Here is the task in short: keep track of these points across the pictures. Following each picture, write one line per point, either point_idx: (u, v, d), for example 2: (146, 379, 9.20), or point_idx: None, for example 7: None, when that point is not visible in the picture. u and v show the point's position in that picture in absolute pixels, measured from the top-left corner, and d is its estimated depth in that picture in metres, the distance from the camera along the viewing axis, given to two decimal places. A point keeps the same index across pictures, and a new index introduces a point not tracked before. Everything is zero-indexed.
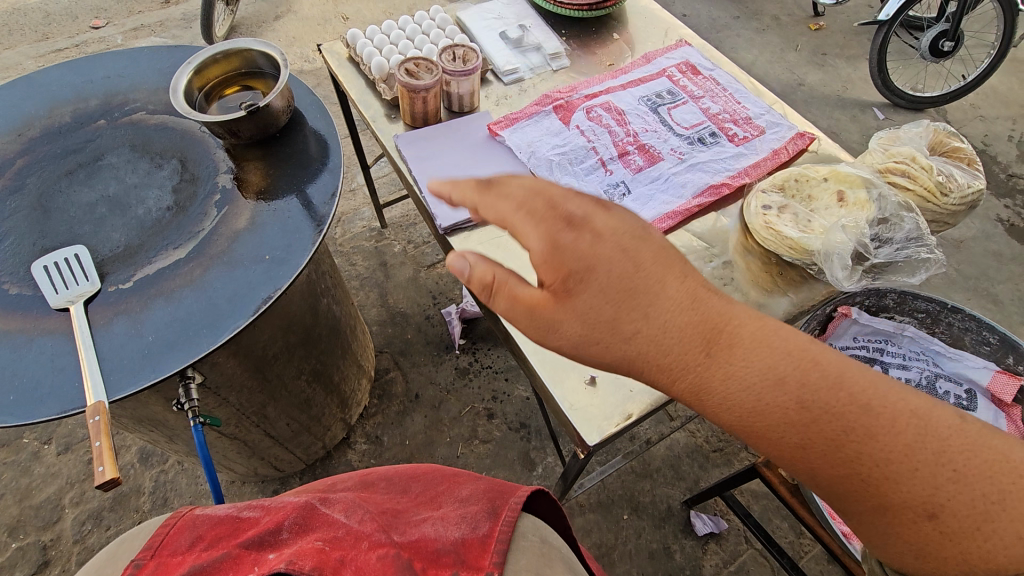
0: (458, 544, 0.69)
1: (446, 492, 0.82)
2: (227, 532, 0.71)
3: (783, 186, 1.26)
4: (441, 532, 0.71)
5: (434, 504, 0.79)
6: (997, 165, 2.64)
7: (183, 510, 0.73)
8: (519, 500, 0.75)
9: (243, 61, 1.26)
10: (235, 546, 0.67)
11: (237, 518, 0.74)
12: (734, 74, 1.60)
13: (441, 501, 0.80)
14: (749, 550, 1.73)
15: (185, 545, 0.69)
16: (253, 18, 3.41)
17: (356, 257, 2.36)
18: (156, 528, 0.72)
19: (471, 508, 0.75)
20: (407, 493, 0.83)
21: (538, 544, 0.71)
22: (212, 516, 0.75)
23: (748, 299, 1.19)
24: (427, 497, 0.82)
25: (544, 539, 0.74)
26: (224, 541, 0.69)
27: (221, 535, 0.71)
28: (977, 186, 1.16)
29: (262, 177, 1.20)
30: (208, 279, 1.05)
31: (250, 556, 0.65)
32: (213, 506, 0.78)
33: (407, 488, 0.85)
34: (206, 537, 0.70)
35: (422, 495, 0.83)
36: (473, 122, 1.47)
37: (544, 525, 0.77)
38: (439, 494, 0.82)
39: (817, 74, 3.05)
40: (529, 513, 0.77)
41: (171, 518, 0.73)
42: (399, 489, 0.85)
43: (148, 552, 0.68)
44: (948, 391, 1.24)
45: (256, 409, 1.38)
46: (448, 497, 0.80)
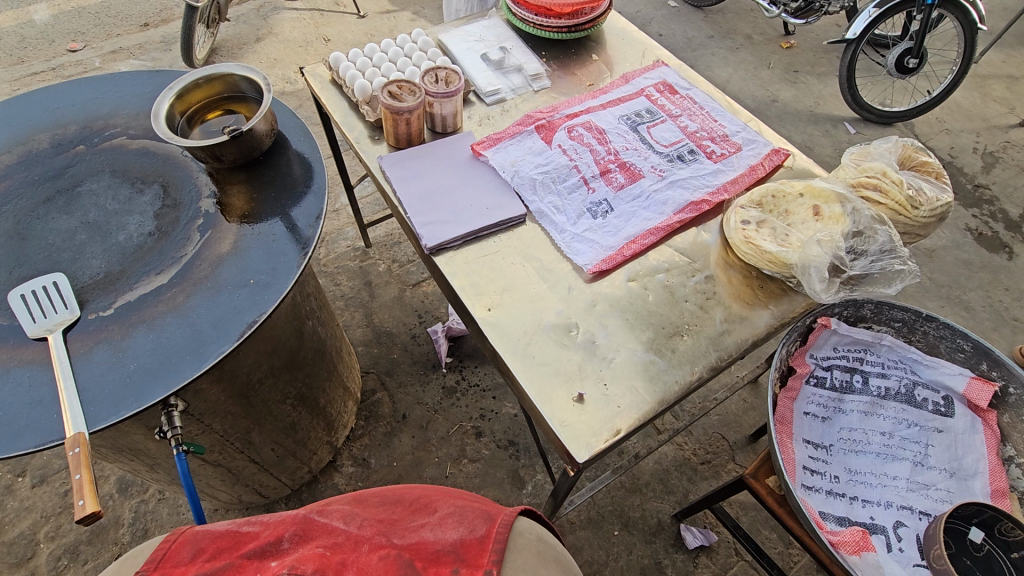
0: (456, 545, 0.71)
1: (440, 499, 0.82)
2: (228, 544, 0.74)
3: (761, 202, 1.30)
4: (440, 534, 0.73)
5: (428, 510, 0.79)
6: (964, 176, 2.74)
7: (183, 527, 0.76)
8: (515, 508, 0.77)
9: (226, 86, 1.27)
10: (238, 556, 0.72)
11: (237, 532, 0.76)
12: (710, 93, 1.64)
13: (436, 506, 0.80)
14: (740, 562, 1.73)
15: (188, 557, 0.72)
16: (234, 40, 3.41)
17: (341, 277, 2.35)
18: (157, 545, 0.75)
19: (467, 514, 0.77)
20: (402, 501, 0.82)
21: (533, 542, 0.74)
22: (212, 531, 0.77)
23: (730, 313, 1.22)
24: (420, 504, 0.81)
25: (540, 536, 0.77)
26: (226, 553, 0.73)
27: (223, 547, 0.74)
28: (946, 200, 1.20)
29: (246, 202, 1.20)
30: (191, 304, 1.04)
31: (252, 565, 0.70)
32: (212, 522, 0.80)
33: (400, 495, 0.83)
34: (207, 549, 0.74)
35: (416, 501, 0.82)
36: (457, 142, 1.49)
37: (539, 525, 0.80)
38: (431, 500, 0.82)
39: (790, 90, 3.14)
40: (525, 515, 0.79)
41: (170, 536, 0.76)
42: (393, 498, 0.83)
43: (150, 566, 0.71)
44: (926, 398, 1.28)
45: (240, 436, 1.36)
46: (443, 502, 0.80)
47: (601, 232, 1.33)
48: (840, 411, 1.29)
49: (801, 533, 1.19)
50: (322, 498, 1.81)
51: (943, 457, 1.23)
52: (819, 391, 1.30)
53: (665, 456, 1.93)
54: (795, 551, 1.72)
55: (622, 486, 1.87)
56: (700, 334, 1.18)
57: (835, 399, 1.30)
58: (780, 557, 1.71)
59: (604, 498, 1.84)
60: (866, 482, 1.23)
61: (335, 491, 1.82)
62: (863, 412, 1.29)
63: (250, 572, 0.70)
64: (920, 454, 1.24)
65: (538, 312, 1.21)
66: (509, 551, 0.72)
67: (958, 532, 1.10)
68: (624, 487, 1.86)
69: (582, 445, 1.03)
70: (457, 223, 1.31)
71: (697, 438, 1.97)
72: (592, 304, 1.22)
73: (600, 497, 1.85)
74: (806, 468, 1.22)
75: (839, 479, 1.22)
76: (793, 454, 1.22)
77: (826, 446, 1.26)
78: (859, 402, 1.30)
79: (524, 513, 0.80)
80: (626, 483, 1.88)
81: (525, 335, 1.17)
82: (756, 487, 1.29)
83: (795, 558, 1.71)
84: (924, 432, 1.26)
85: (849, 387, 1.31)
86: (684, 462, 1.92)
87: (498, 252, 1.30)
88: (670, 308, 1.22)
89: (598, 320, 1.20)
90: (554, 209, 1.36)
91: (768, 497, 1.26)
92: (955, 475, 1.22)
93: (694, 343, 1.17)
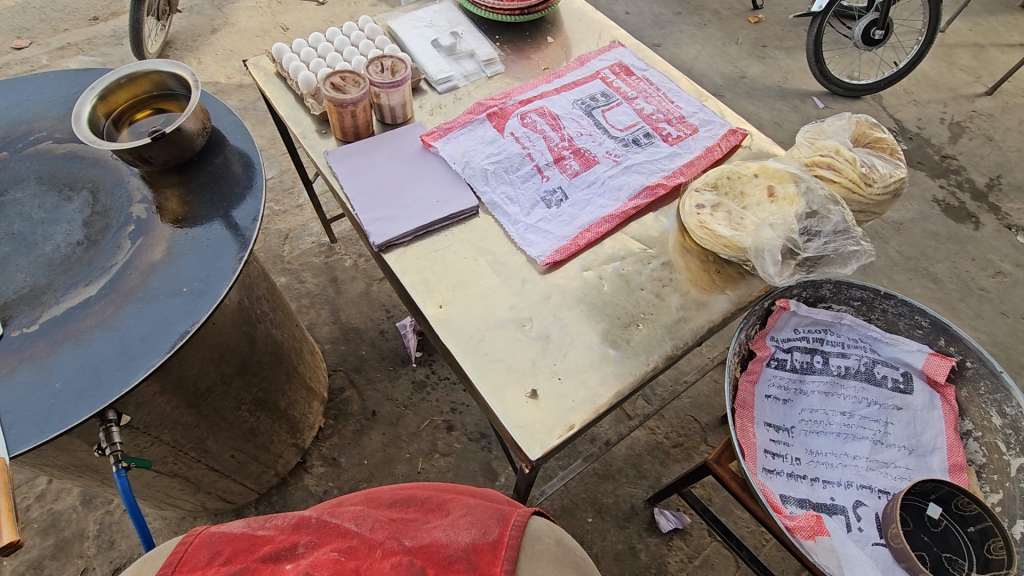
0: (468, 551, 0.74)
1: (454, 500, 0.86)
2: (244, 547, 0.75)
3: (716, 184, 1.27)
4: (451, 539, 0.76)
5: (442, 512, 0.83)
6: (931, 147, 2.74)
7: (199, 529, 0.76)
8: (530, 511, 0.81)
9: (153, 84, 1.19)
10: (252, 561, 0.72)
11: (253, 535, 0.77)
12: (667, 73, 1.60)
13: (449, 509, 0.84)
14: (712, 543, 1.75)
15: (205, 560, 0.73)
16: (188, 32, 3.29)
17: (306, 274, 2.30)
18: (173, 548, 0.75)
19: (481, 515, 0.80)
20: (414, 502, 0.86)
21: (552, 544, 0.77)
22: (228, 532, 0.77)
23: (687, 298, 1.20)
24: (432, 503, 0.86)
25: (558, 539, 0.80)
26: (242, 557, 0.73)
27: (239, 550, 0.75)
28: (899, 175, 1.18)
29: (181, 204, 1.15)
30: (120, 318, 0.99)
31: (268, 568, 0.72)
32: (229, 522, 0.80)
33: (412, 495, 0.88)
34: (224, 552, 0.74)
35: (427, 502, 0.86)
36: (406, 133, 1.44)
37: (557, 526, 0.83)
38: (444, 503, 0.86)
39: (759, 66, 3.11)
40: (540, 516, 0.83)
41: (186, 538, 0.76)
42: (404, 498, 0.87)
43: (168, 569, 0.72)
44: (886, 376, 1.28)
45: (194, 445, 1.33)
46: (456, 504, 0.85)
47: (555, 221, 1.30)
48: (801, 392, 1.28)
49: (761, 516, 1.18)
50: (292, 500, 1.79)
51: (902, 435, 1.23)
52: (780, 373, 1.29)
53: (637, 441, 1.93)
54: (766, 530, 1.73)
55: (594, 473, 1.87)
56: (657, 323, 1.16)
57: (795, 380, 1.29)
58: (752, 535, 1.73)
59: (577, 485, 1.84)
60: (827, 463, 1.22)
61: (305, 493, 1.79)
62: (823, 392, 1.29)
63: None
64: (880, 432, 1.24)
65: (490, 307, 1.17)
66: (522, 555, 0.75)
67: (916, 509, 1.13)
68: (597, 474, 1.86)
69: (536, 443, 1.01)
70: (408, 218, 1.27)
71: (669, 421, 1.98)
72: (546, 296, 1.19)
73: (573, 485, 1.85)
74: (767, 451, 1.21)
75: (800, 461, 1.22)
76: (753, 438, 1.22)
77: (788, 428, 1.25)
78: (820, 383, 1.29)
79: (539, 514, 0.84)
80: (599, 470, 1.87)
81: (478, 331, 1.14)
82: (720, 472, 1.27)
83: (766, 536, 1.72)
84: (884, 410, 1.26)
85: (809, 368, 1.30)
86: (656, 446, 1.92)
87: (449, 247, 1.26)
88: (627, 297, 1.20)
89: (553, 313, 1.17)
90: (507, 199, 1.33)
91: (731, 482, 1.24)
92: (915, 452, 1.22)
93: (649, 331, 1.15)
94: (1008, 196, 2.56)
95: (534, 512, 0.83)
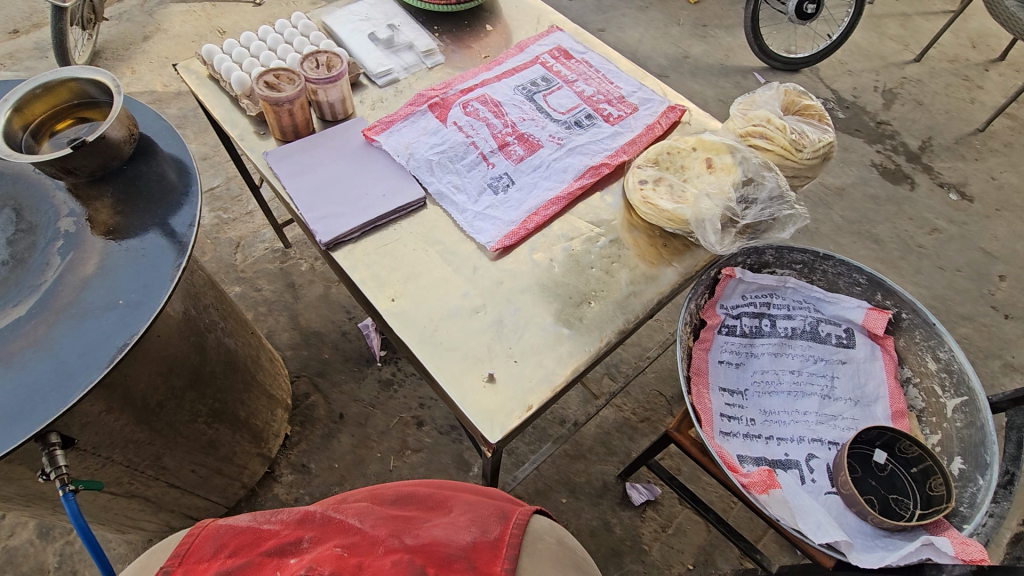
0: (469, 549, 0.72)
1: (456, 496, 0.85)
2: (249, 540, 0.75)
3: (657, 160, 1.30)
4: (452, 537, 0.74)
5: (444, 508, 0.82)
6: (867, 114, 2.85)
7: (205, 521, 0.78)
8: (532, 510, 0.80)
9: (72, 93, 1.14)
10: (256, 554, 0.73)
11: (257, 528, 0.77)
12: (606, 55, 1.62)
13: (451, 506, 0.82)
14: (683, 510, 1.80)
15: (210, 553, 0.74)
16: (118, 40, 3.15)
17: (261, 281, 2.25)
18: (181, 539, 0.78)
19: (482, 511, 0.80)
20: (415, 499, 0.85)
21: (553, 545, 0.77)
22: (234, 525, 0.78)
23: (636, 273, 1.23)
24: (434, 501, 0.84)
25: (560, 540, 0.80)
26: (247, 549, 0.74)
27: (243, 543, 0.75)
28: (828, 139, 1.22)
29: (112, 215, 1.10)
30: (53, 336, 0.95)
31: (271, 563, 0.71)
32: (235, 515, 0.81)
33: (414, 492, 0.86)
34: (229, 544, 0.75)
35: (430, 498, 0.84)
36: (347, 129, 1.42)
37: (558, 526, 0.83)
38: (446, 499, 0.84)
39: (701, 45, 3.17)
40: (543, 516, 0.82)
41: (194, 530, 0.78)
42: (405, 495, 0.86)
43: (176, 559, 0.74)
44: (830, 333, 1.34)
45: (150, 462, 1.30)
46: (458, 501, 0.83)
47: (503, 207, 1.30)
48: (752, 356, 1.33)
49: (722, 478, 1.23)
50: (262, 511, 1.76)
51: (848, 387, 1.29)
52: (731, 339, 1.33)
53: (605, 419, 1.97)
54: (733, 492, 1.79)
55: (566, 454, 1.90)
56: (608, 299, 1.19)
57: (746, 344, 1.34)
58: (720, 500, 1.78)
59: (550, 468, 1.87)
60: (780, 421, 1.27)
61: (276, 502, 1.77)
62: (773, 353, 1.34)
63: (270, 570, 0.70)
64: (828, 387, 1.30)
65: (442, 297, 1.18)
66: (523, 555, 0.74)
67: (864, 457, 1.19)
68: (568, 454, 1.89)
69: (496, 426, 1.02)
70: (353, 214, 1.25)
71: (635, 397, 2.02)
72: (498, 282, 1.20)
73: (546, 468, 1.87)
74: (723, 415, 1.26)
75: (754, 422, 1.27)
76: (709, 403, 1.25)
77: (741, 391, 1.30)
78: (769, 345, 1.34)
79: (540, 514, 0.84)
80: (570, 450, 1.90)
81: (432, 321, 1.14)
82: (680, 439, 1.30)
83: (733, 499, 1.78)
84: (830, 365, 1.32)
85: (758, 331, 1.35)
86: (624, 422, 1.96)
87: (398, 240, 1.26)
88: (577, 276, 1.22)
89: (506, 298, 1.18)
90: (454, 188, 1.33)
91: (691, 448, 1.28)
92: (860, 403, 1.28)
93: (601, 308, 1.17)
94: (939, 157, 2.69)
95: (536, 510, 0.82)
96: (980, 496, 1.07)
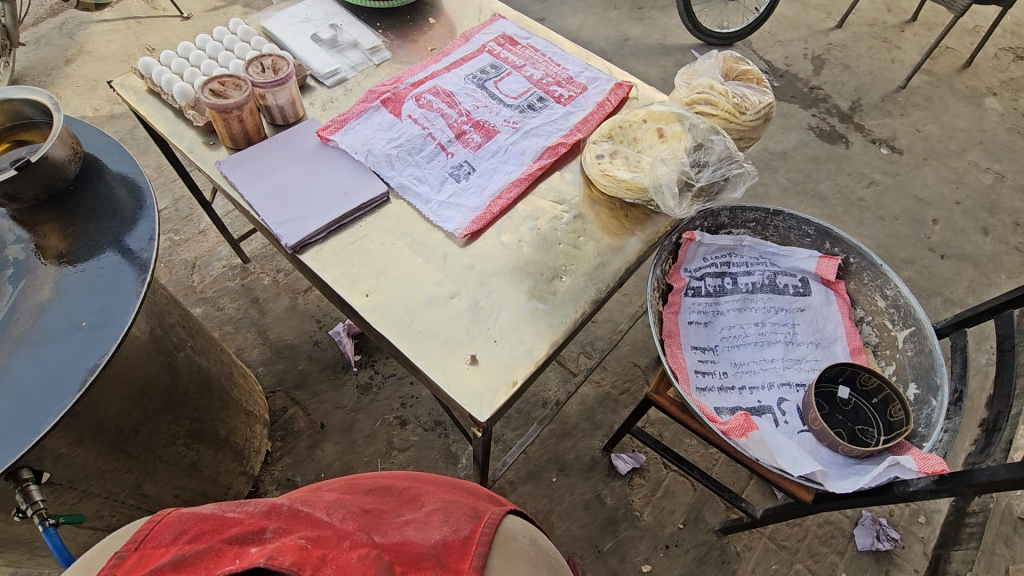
0: (439, 546, 0.74)
1: (430, 493, 0.87)
2: (211, 527, 0.72)
3: (611, 135, 1.34)
4: (424, 535, 0.76)
5: (417, 504, 0.84)
6: (799, 81, 2.99)
7: (169, 507, 0.75)
8: (504, 513, 0.82)
9: (6, 115, 1.09)
10: (218, 540, 0.69)
11: (222, 515, 0.74)
12: (550, 38, 1.66)
13: (425, 501, 0.85)
14: (670, 473, 1.87)
15: (170, 538, 0.71)
16: (38, 66, 2.99)
17: (224, 299, 2.20)
18: (142, 524, 0.75)
19: (454, 510, 0.82)
20: (390, 493, 0.87)
21: (525, 544, 0.79)
22: (198, 512, 0.75)
23: (602, 246, 1.26)
24: (408, 495, 0.87)
25: (531, 541, 0.83)
26: (208, 535, 0.71)
27: (205, 530, 0.72)
28: (767, 101, 1.30)
29: (63, 239, 1.07)
30: (14, 367, 0.92)
31: (232, 550, 0.68)
32: (202, 503, 0.78)
33: (390, 485, 0.88)
34: (190, 531, 0.72)
35: (405, 493, 0.87)
36: (300, 132, 1.41)
37: (532, 530, 0.86)
38: (421, 495, 0.86)
39: (638, 27, 3.25)
40: (515, 517, 0.85)
41: (156, 515, 0.75)
42: (381, 488, 0.88)
43: (133, 545, 0.71)
44: (787, 284, 1.41)
45: (131, 491, 1.26)
46: (431, 498, 0.85)
47: (467, 193, 1.32)
48: (718, 313, 1.40)
49: (704, 432, 1.28)
50: None
51: (809, 332, 1.37)
52: (697, 300, 1.40)
53: (586, 395, 2.01)
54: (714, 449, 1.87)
55: (552, 434, 1.94)
56: (578, 272, 1.22)
57: (711, 303, 1.40)
58: (703, 458, 1.85)
59: (538, 450, 1.90)
60: (751, 371, 1.34)
61: None
62: (737, 309, 1.41)
63: (230, 557, 0.67)
64: (790, 334, 1.38)
65: (416, 287, 1.19)
66: (491, 553, 0.75)
67: (829, 394, 1.27)
68: (554, 434, 1.93)
69: (485, 404, 1.04)
70: (316, 215, 1.24)
71: (612, 372, 2.07)
72: (470, 266, 1.22)
73: (533, 450, 1.91)
74: (697, 371, 1.32)
75: (727, 374, 1.33)
76: (683, 361, 1.31)
77: (712, 347, 1.36)
78: (732, 301, 1.41)
79: (511, 515, 0.86)
80: (556, 430, 1.94)
81: (409, 312, 1.15)
82: (660, 401, 1.35)
83: (715, 455, 1.86)
84: (790, 314, 1.39)
85: (722, 290, 1.41)
86: (605, 396, 2.02)
87: (365, 237, 1.26)
88: (546, 253, 1.25)
89: (479, 282, 1.20)
90: (416, 180, 1.34)
91: (671, 407, 1.33)
92: (821, 345, 1.36)
93: (573, 281, 1.21)
94: (869, 115, 2.86)
95: (508, 512, 0.84)
96: (935, 414, 1.15)
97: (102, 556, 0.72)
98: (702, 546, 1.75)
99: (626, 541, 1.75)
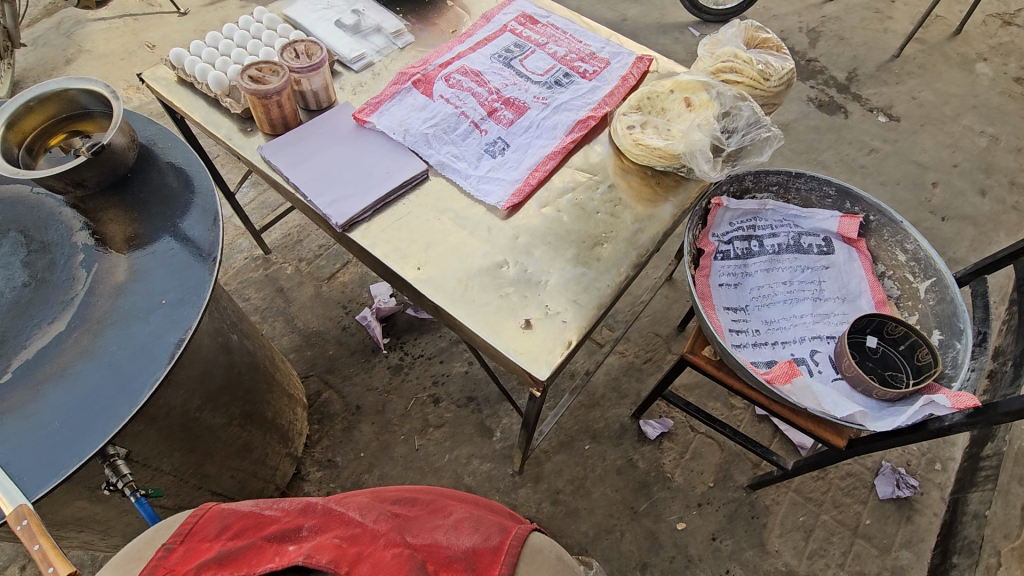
0: (469, 552, 0.73)
1: (455, 504, 0.86)
2: (251, 524, 0.79)
3: (640, 106, 1.39)
4: (454, 540, 0.76)
5: (444, 512, 0.83)
6: (797, 54, 3.05)
7: (210, 503, 0.81)
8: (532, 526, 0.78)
9: (64, 104, 1.11)
10: (259, 538, 0.76)
11: (260, 514, 0.81)
12: (568, 16, 1.70)
13: (452, 511, 0.84)
14: (697, 436, 1.94)
15: (214, 533, 0.78)
16: (38, 68, 2.97)
17: (249, 290, 2.22)
18: (187, 517, 0.80)
19: (483, 520, 0.80)
20: (418, 502, 0.87)
21: (553, 559, 0.75)
22: (237, 510, 0.82)
23: (638, 214, 1.31)
24: (435, 506, 0.86)
25: (559, 556, 0.77)
26: (249, 532, 0.78)
27: (246, 527, 0.79)
28: (789, 67, 1.35)
29: (126, 225, 1.09)
30: (101, 345, 0.95)
31: (271, 547, 0.74)
32: (239, 502, 0.85)
33: (417, 496, 0.88)
34: (233, 527, 0.79)
35: (431, 503, 0.87)
36: (335, 115, 1.44)
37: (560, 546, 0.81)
38: (447, 506, 0.85)
39: (636, 7, 3.28)
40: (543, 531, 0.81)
41: (197, 510, 0.81)
42: (408, 498, 0.88)
43: (179, 536, 0.77)
44: (811, 244, 1.48)
45: (193, 471, 1.30)
46: (458, 508, 0.84)
47: (504, 168, 1.37)
48: (747, 275, 1.46)
49: (741, 386, 1.36)
50: None
51: (835, 288, 1.44)
52: (727, 263, 1.46)
53: (612, 366, 2.08)
54: (738, 410, 1.94)
55: (581, 404, 2.00)
56: (618, 239, 1.27)
57: (740, 265, 1.46)
58: (728, 419, 1.93)
59: (568, 420, 1.96)
60: (782, 327, 1.41)
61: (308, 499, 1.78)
62: (765, 270, 1.47)
63: (270, 554, 0.73)
64: (817, 290, 1.44)
65: (465, 259, 1.23)
66: (521, 564, 0.73)
67: (858, 344, 1.34)
68: (583, 404, 1.99)
69: (542, 364, 1.09)
70: (361, 194, 1.28)
71: (635, 342, 2.14)
72: (514, 238, 1.27)
73: (564, 420, 1.97)
74: (731, 330, 1.38)
75: (760, 332, 1.40)
76: (718, 320, 1.38)
77: (743, 307, 1.43)
78: (760, 263, 1.47)
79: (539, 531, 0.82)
80: (584, 400, 2.01)
81: (460, 282, 1.20)
82: (696, 360, 1.41)
83: (740, 416, 1.93)
84: (816, 272, 1.46)
85: (749, 252, 1.47)
86: (629, 366, 2.08)
87: (409, 214, 1.30)
88: (586, 222, 1.30)
89: (525, 251, 1.25)
90: (454, 157, 1.37)
91: (707, 365, 1.39)
92: (846, 300, 1.43)
93: (614, 247, 1.26)
94: (866, 85, 2.93)
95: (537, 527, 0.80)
96: (961, 356, 1.23)
97: (147, 546, 0.77)
98: (732, 503, 1.82)
99: (660, 502, 1.82)
